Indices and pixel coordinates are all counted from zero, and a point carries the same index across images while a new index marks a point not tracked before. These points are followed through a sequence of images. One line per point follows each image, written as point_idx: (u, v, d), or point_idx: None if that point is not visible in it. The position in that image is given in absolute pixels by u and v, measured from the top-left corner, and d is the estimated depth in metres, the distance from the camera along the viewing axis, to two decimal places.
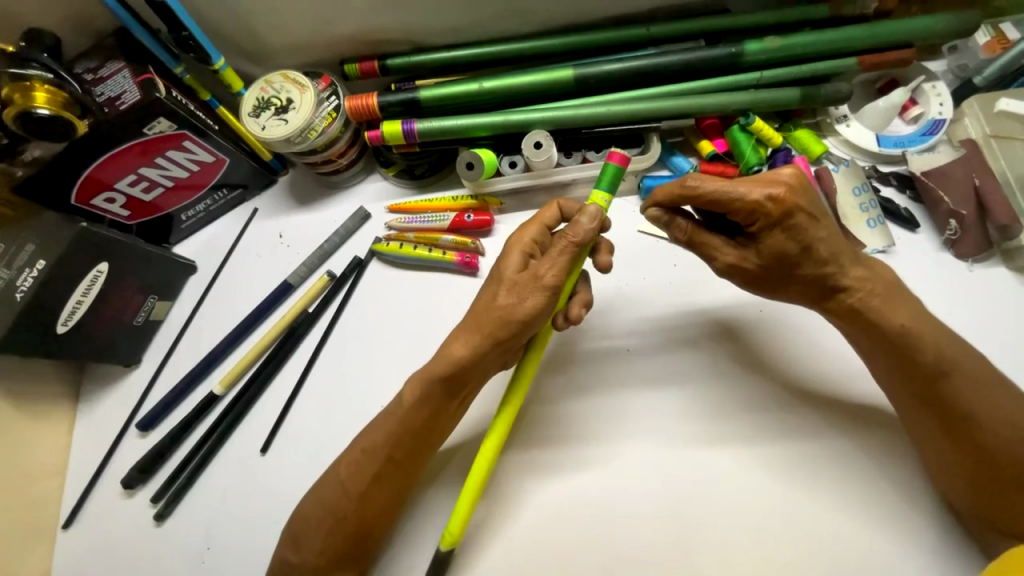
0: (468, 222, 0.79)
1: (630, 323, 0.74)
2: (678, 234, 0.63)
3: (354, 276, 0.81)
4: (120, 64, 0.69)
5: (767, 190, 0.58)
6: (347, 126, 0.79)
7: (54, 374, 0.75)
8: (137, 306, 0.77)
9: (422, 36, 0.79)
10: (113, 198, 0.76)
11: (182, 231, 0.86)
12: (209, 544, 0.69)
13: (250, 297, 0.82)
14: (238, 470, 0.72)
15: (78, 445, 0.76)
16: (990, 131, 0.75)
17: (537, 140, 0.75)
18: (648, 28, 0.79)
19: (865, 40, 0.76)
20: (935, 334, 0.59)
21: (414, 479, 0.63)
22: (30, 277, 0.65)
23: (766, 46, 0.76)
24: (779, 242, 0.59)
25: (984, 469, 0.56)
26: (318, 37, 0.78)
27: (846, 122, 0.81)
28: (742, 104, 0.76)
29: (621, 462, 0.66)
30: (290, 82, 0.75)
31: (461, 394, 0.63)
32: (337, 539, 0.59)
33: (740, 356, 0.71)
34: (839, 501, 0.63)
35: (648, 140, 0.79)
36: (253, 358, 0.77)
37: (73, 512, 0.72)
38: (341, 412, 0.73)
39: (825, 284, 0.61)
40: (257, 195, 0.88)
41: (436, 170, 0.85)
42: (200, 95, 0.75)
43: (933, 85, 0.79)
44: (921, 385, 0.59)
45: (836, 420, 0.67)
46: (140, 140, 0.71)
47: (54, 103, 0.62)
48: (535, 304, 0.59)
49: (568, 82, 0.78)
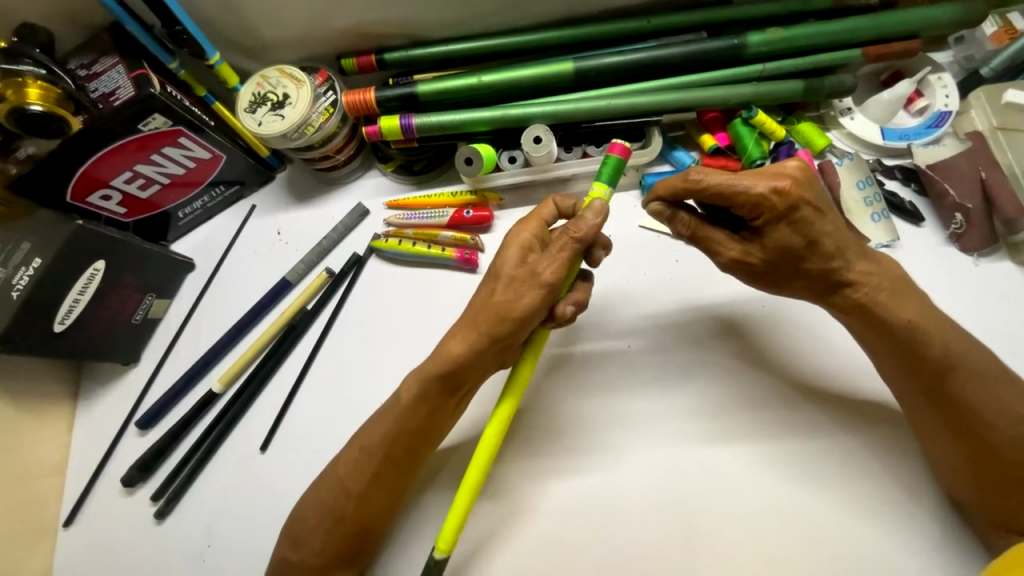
0: (467, 218, 0.78)
1: (630, 320, 0.73)
2: (679, 229, 0.62)
3: (352, 272, 0.80)
4: (114, 59, 0.68)
5: (772, 182, 0.57)
6: (344, 121, 0.78)
7: (52, 373, 0.75)
8: (135, 304, 0.76)
9: (420, 30, 0.78)
10: (110, 195, 0.75)
11: (179, 228, 0.85)
12: (210, 542, 0.68)
13: (249, 294, 0.82)
14: (238, 469, 0.71)
15: (78, 444, 0.76)
16: (997, 123, 0.74)
17: (536, 135, 0.75)
18: (649, 20, 0.77)
19: (869, 31, 0.75)
20: (942, 329, 0.58)
21: (412, 479, 0.63)
22: (26, 276, 0.65)
23: (769, 38, 0.75)
24: (783, 236, 0.58)
25: (990, 467, 0.56)
26: (315, 31, 0.77)
27: (850, 114, 0.80)
28: (744, 97, 0.75)
29: (621, 460, 0.66)
30: (286, 78, 0.74)
31: (459, 392, 0.62)
32: (336, 539, 0.59)
33: (742, 353, 0.70)
34: (842, 499, 0.63)
35: (649, 135, 0.79)
36: (252, 356, 0.77)
37: (73, 511, 0.72)
38: (341, 410, 0.73)
39: (832, 279, 0.60)
40: (255, 192, 0.88)
41: (435, 165, 0.84)
42: (195, 91, 0.74)
43: (938, 77, 0.78)
44: (928, 381, 0.58)
45: (838, 417, 0.66)
46: (135, 137, 0.70)
47: (47, 99, 0.62)
48: (533, 301, 0.58)
49: (567, 76, 0.77)
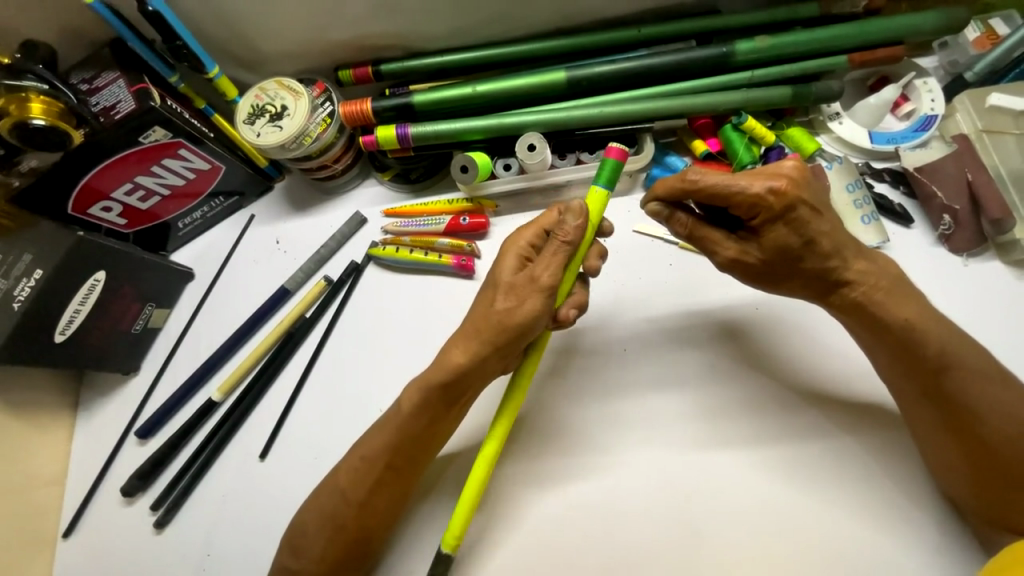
0: (463, 225, 0.79)
1: (626, 322, 0.74)
2: (678, 229, 0.63)
3: (350, 280, 0.81)
4: (116, 74, 0.69)
5: (768, 182, 0.58)
6: (341, 131, 0.80)
7: (53, 384, 0.76)
8: (135, 313, 0.77)
9: (415, 41, 0.80)
10: (110, 207, 0.76)
11: (179, 239, 0.86)
12: (209, 550, 0.69)
13: (249, 303, 0.82)
14: (237, 478, 0.72)
15: (77, 454, 0.76)
16: (982, 126, 0.75)
17: (530, 143, 0.76)
18: (639, 29, 0.79)
19: (856, 38, 0.77)
20: (936, 324, 0.59)
21: (412, 487, 0.63)
22: (27, 287, 0.66)
23: (757, 46, 0.76)
24: (780, 235, 0.59)
25: (984, 464, 0.57)
26: (312, 44, 0.78)
27: (838, 119, 0.81)
28: (735, 103, 0.76)
29: (616, 463, 0.66)
30: (284, 90, 0.75)
31: (459, 401, 0.62)
32: (336, 547, 0.60)
33: (738, 354, 0.71)
34: (836, 497, 0.63)
35: (641, 141, 0.80)
36: (251, 364, 0.77)
37: (73, 522, 0.72)
38: (341, 415, 0.73)
39: (829, 278, 0.61)
40: (254, 203, 0.89)
41: (432, 174, 0.85)
42: (195, 103, 0.75)
43: (924, 81, 0.80)
44: (925, 377, 0.59)
45: (833, 416, 0.67)
46: (136, 149, 0.71)
47: (50, 113, 0.63)
48: (535, 306, 0.59)
49: (560, 85, 0.78)
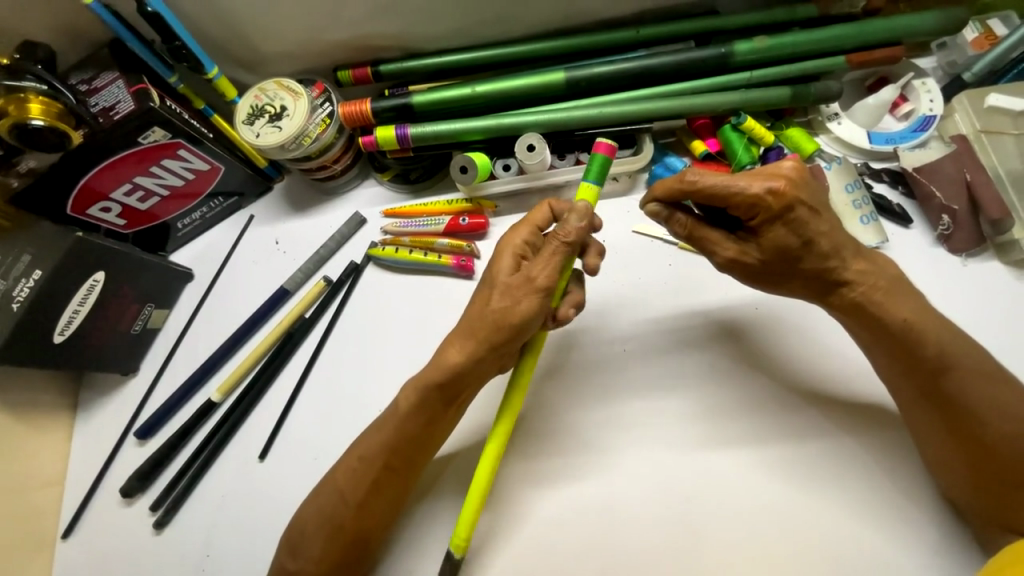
0: (462, 225, 0.80)
1: (625, 323, 0.74)
2: (677, 230, 0.63)
3: (350, 280, 0.81)
4: (115, 74, 0.69)
5: (767, 183, 0.58)
6: (341, 132, 0.80)
7: (52, 384, 0.75)
8: (135, 314, 0.77)
9: (415, 42, 0.80)
10: (109, 207, 0.76)
11: (178, 240, 0.86)
12: (209, 551, 0.69)
13: (248, 304, 0.82)
14: (236, 479, 0.72)
15: (76, 455, 0.76)
16: (980, 126, 0.76)
17: (530, 143, 0.76)
18: (638, 30, 0.79)
19: (854, 39, 0.77)
20: (935, 324, 0.59)
21: (410, 487, 0.63)
22: (26, 287, 0.65)
23: (755, 46, 0.76)
24: (779, 236, 0.59)
25: (983, 464, 0.57)
26: (311, 45, 0.78)
27: (837, 119, 0.81)
28: (733, 103, 0.77)
29: (615, 463, 0.66)
30: (283, 90, 0.75)
31: (456, 401, 0.62)
32: (335, 549, 0.59)
33: (738, 354, 0.71)
34: (836, 496, 0.63)
35: (641, 141, 0.80)
36: (251, 364, 0.77)
37: (72, 523, 0.72)
38: (341, 416, 0.73)
39: (828, 278, 0.61)
40: (253, 203, 0.89)
41: (431, 174, 0.85)
42: (194, 103, 0.75)
43: (923, 82, 0.80)
44: (923, 377, 0.59)
45: (832, 416, 0.67)
46: (135, 150, 0.71)
47: (49, 114, 0.62)
48: (530, 306, 0.59)
49: (560, 85, 0.78)
